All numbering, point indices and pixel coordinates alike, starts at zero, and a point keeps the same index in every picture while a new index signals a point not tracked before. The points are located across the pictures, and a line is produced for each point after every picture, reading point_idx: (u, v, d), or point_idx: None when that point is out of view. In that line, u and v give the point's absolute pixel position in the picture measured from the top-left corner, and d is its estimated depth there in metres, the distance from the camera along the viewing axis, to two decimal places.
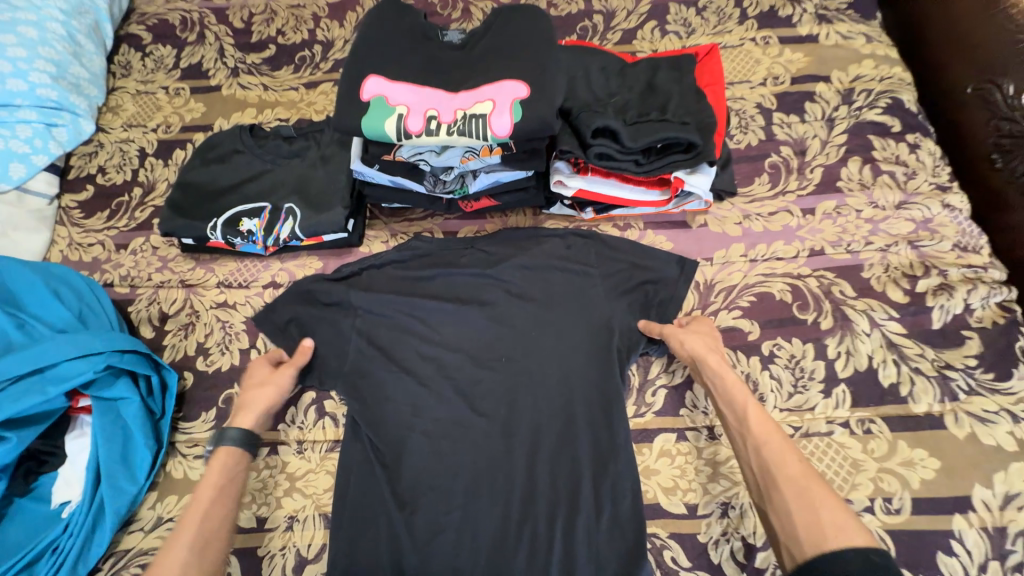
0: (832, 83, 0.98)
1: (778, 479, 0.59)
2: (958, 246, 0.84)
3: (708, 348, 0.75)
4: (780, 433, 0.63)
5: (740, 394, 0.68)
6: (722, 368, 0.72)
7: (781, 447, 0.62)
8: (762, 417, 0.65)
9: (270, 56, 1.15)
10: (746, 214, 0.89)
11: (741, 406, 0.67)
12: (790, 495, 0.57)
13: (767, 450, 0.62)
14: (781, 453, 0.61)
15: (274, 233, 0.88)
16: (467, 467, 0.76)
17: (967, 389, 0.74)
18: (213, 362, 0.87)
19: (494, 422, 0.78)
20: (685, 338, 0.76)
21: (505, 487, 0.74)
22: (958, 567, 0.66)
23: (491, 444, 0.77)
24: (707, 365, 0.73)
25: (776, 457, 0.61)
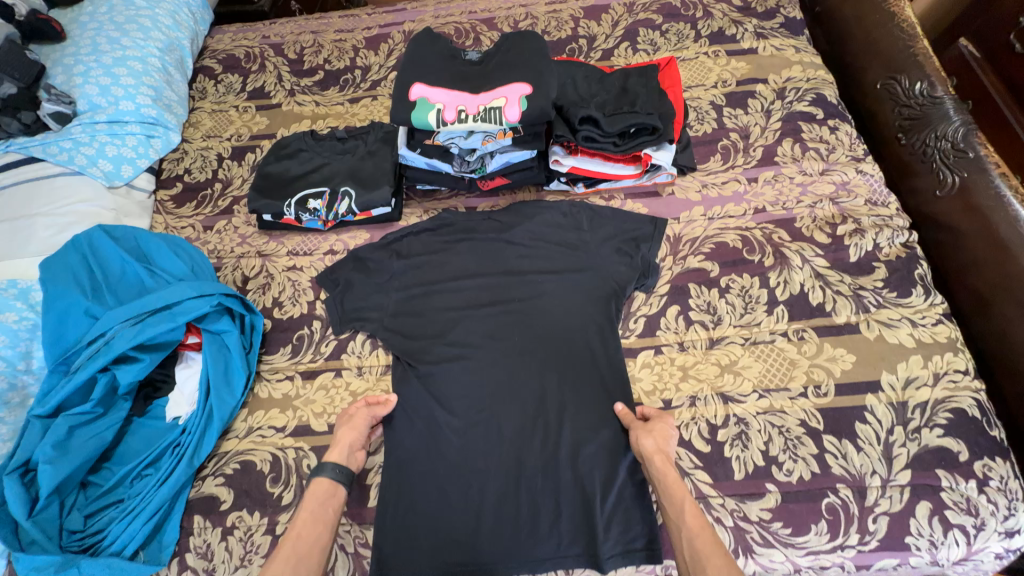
0: (768, 84, 1.24)
1: (707, 570, 0.70)
2: (870, 201, 1.08)
3: (661, 447, 0.83)
4: (710, 528, 0.74)
5: (680, 490, 0.78)
6: (670, 467, 0.82)
7: (711, 543, 0.72)
8: (697, 513, 0.75)
9: (320, 79, 1.43)
10: (704, 184, 1.14)
11: (681, 508, 0.77)
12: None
13: (699, 545, 0.73)
14: (710, 547, 0.72)
15: (334, 210, 1.12)
16: (491, 380, 0.96)
17: (876, 303, 0.96)
18: (287, 312, 1.09)
19: (513, 346, 0.99)
20: (638, 436, 0.85)
21: (523, 394, 0.95)
22: (871, 431, 0.86)
23: (511, 362, 0.98)
24: (654, 464, 0.82)
25: (705, 550, 0.72)
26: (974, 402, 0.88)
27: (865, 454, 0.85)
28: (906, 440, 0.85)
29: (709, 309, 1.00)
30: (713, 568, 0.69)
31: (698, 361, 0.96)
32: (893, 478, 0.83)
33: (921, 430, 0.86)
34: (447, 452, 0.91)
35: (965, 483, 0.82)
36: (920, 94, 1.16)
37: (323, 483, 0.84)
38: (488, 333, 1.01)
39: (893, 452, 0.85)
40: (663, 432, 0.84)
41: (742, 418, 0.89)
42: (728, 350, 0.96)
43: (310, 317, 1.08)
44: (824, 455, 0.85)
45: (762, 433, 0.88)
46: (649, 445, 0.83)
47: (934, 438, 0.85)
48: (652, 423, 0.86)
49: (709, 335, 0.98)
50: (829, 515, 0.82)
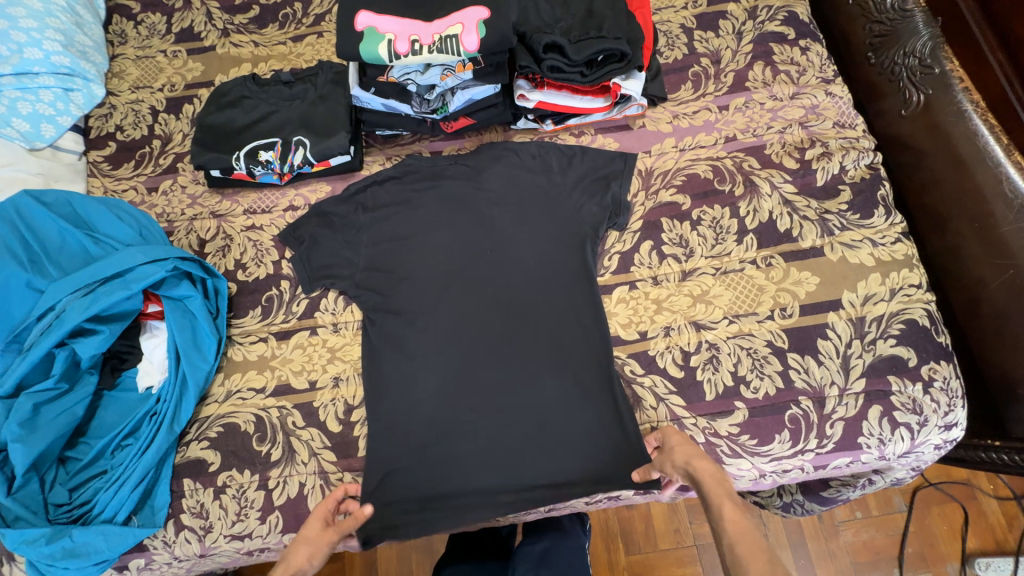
0: (740, 3, 1.18)
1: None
2: (838, 124, 1.07)
3: (698, 456, 0.79)
4: (753, 534, 0.67)
5: (718, 495, 0.72)
6: (708, 469, 0.76)
7: (752, 547, 0.66)
8: (735, 518, 0.69)
9: (256, 16, 1.28)
10: (675, 114, 1.11)
11: (721, 512, 0.71)
12: None
13: (739, 551, 0.66)
14: (752, 552, 0.65)
15: (288, 161, 1.05)
16: (470, 337, 0.96)
17: (840, 226, 0.98)
18: (251, 273, 1.05)
19: (489, 303, 0.98)
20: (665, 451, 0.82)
21: (502, 348, 0.95)
22: (831, 346, 0.91)
23: (489, 318, 0.97)
24: (692, 468, 0.77)
25: (745, 556, 0.65)
26: (925, 312, 0.94)
27: (825, 367, 0.91)
28: (863, 351, 0.91)
29: (681, 243, 1.01)
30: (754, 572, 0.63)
31: (671, 293, 0.98)
32: (849, 387, 0.90)
33: (876, 341, 0.91)
34: (431, 404, 0.93)
35: (913, 386, 0.90)
36: (891, 7, 1.14)
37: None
38: (462, 291, 0.99)
39: (851, 363, 0.90)
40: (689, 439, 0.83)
41: (714, 343, 0.93)
42: (700, 281, 0.98)
43: (277, 277, 1.04)
44: (788, 371, 0.91)
45: (731, 356, 0.92)
46: (684, 452, 0.80)
47: (888, 347, 0.91)
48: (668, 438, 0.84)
49: (681, 268, 0.99)
50: (791, 424, 0.89)
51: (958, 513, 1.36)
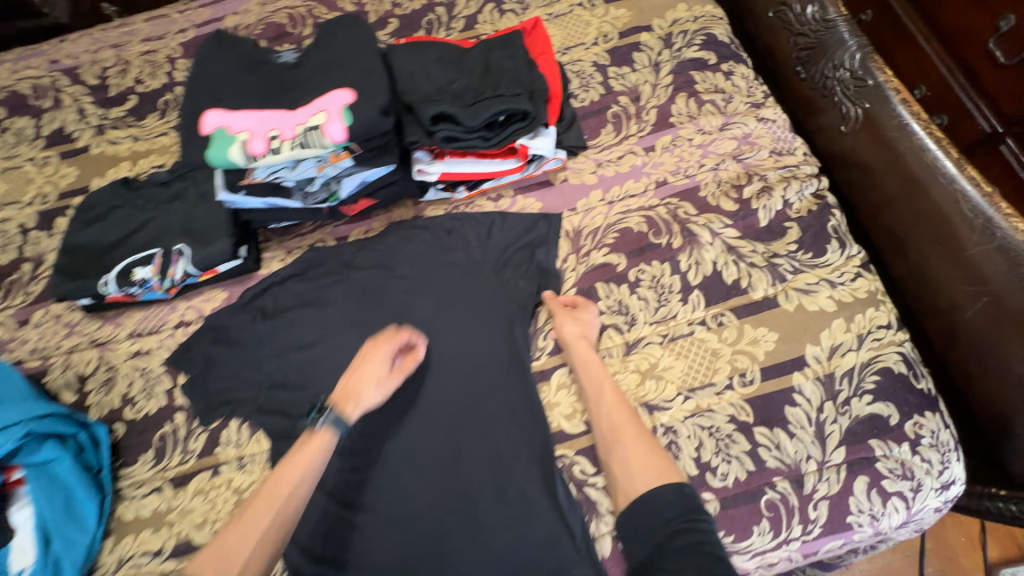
0: (653, 32, 1.09)
1: (623, 447, 0.76)
2: (775, 151, 0.98)
3: (584, 330, 0.86)
4: (625, 405, 0.80)
5: (599, 373, 0.83)
6: (589, 355, 0.84)
7: (627, 418, 0.78)
8: (614, 393, 0.81)
9: (134, 106, 1.16)
10: (598, 163, 1.00)
11: (601, 392, 0.81)
12: (632, 450, 0.75)
13: (616, 417, 0.79)
14: (626, 422, 0.78)
15: (170, 274, 0.92)
16: (397, 454, 0.83)
17: (792, 270, 0.88)
18: (141, 409, 0.90)
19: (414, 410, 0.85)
20: (564, 321, 0.87)
21: (433, 463, 0.82)
22: (801, 414, 0.80)
23: (416, 428, 0.84)
24: (575, 351, 0.85)
25: (617, 420, 0.78)
26: (899, 357, 0.83)
27: (798, 440, 0.79)
28: (837, 415, 0.80)
29: (621, 309, 0.90)
30: (629, 439, 0.76)
31: (617, 371, 0.86)
32: (829, 459, 0.78)
33: (850, 400, 0.80)
34: (358, 548, 0.79)
35: (899, 448, 0.79)
36: (813, 19, 1.06)
37: (319, 432, 0.77)
38: (384, 402, 0.86)
39: (826, 431, 0.79)
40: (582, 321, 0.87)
41: (670, 427, 0.81)
42: (647, 352, 0.86)
43: (170, 410, 0.89)
44: (757, 450, 0.79)
45: (692, 439, 0.80)
46: (578, 330, 0.86)
47: (864, 407, 0.80)
48: (569, 313, 0.88)
49: (625, 339, 0.88)
50: (769, 512, 0.77)
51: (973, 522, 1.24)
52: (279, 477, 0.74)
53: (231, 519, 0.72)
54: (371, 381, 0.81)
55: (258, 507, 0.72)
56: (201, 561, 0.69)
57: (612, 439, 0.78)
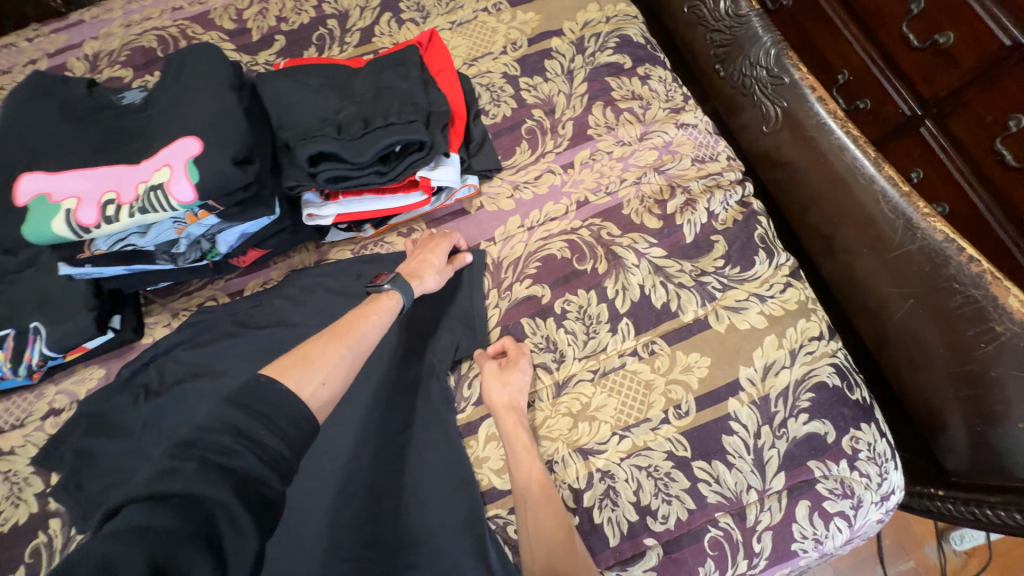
0: (564, 36, 1.01)
1: (550, 553, 0.67)
2: (697, 159, 0.93)
3: (515, 393, 0.77)
4: (554, 498, 0.71)
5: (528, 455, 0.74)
6: (518, 433, 0.75)
7: (555, 516, 0.69)
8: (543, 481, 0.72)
9: None
10: (515, 185, 0.92)
11: (529, 481, 0.72)
12: (558, 561, 0.66)
13: (542, 514, 0.69)
14: (552, 519, 0.69)
15: (25, 359, 0.79)
16: (318, 535, 0.75)
17: (721, 287, 0.84)
18: (8, 519, 0.78)
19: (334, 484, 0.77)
20: (491, 384, 0.78)
21: (357, 540, 0.74)
22: (739, 442, 0.76)
23: (338, 503, 0.76)
24: (504, 425, 0.76)
25: (543, 517, 0.69)
26: (833, 369, 0.81)
27: (737, 470, 0.75)
28: (774, 439, 0.77)
29: (549, 346, 0.83)
30: (554, 543, 0.67)
31: (548, 416, 0.80)
32: (769, 487, 0.75)
33: (787, 422, 0.77)
34: None
35: (837, 466, 0.76)
36: (726, 14, 1.01)
37: (388, 293, 0.76)
38: (299, 480, 0.78)
39: (765, 458, 0.76)
40: (514, 387, 0.78)
41: (607, 471, 0.76)
42: (578, 392, 0.80)
43: (44, 517, 0.77)
44: (696, 486, 0.75)
45: (629, 482, 0.76)
46: (507, 395, 0.77)
47: (801, 427, 0.77)
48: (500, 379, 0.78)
49: (554, 379, 0.81)
50: (713, 550, 0.73)
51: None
52: (349, 320, 0.70)
53: (310, 338, 0.66)
54: (433, 268, 0.82)
55: (329, 338, 0.67)
56: (279, 362, 0.60)
57: (535, 541, 0.68)
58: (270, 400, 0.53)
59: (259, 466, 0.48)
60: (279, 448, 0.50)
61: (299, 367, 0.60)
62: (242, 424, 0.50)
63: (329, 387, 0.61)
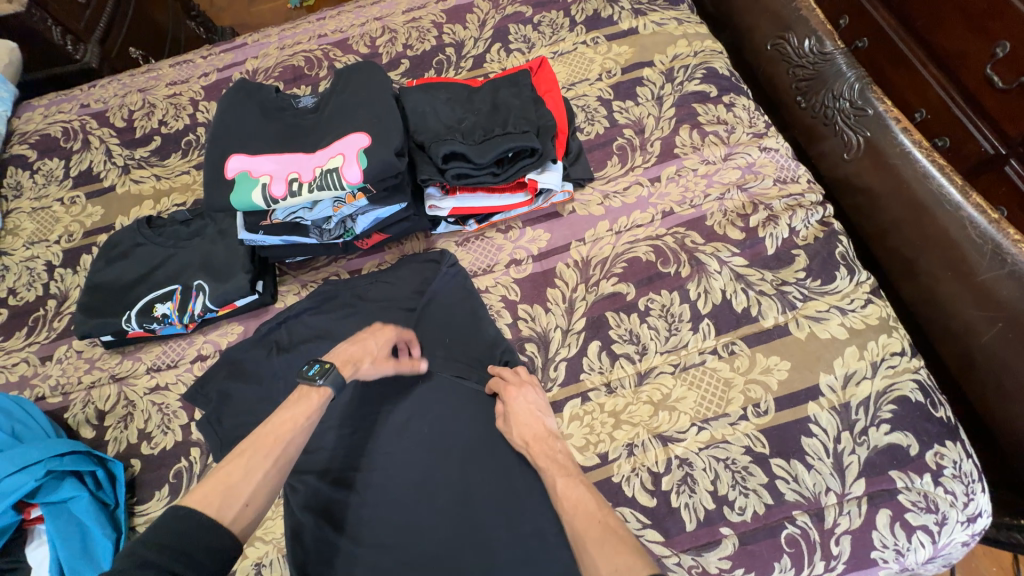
0: (655, 67, 1.13)
1: (589, 546, 0.63)
2: (778, 180, 1.00)
3: (526, 424, 0.80)
4: (586, 502, 0.69)
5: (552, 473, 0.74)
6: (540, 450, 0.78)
7: (586, 520, 0.66)
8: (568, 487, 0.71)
9: (157, 147, 1.21)
10: (605, 194, 1.02)
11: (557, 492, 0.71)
12: (598, 557, 0.60)
13: (577, 524, 0.66)
14: (587, 520, 0.66)
15: (189, 310, 0.95)
16: (402, 488, 0.83)
17: (802, 297, 0.89)
18: (157, 444, 0.91)
19: (419, 447, 0.86)
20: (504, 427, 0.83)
21: (441, 502, 0.82)
22: (818, 444, 0.79)
23: (424, 465, 0.84)
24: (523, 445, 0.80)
25: (580, 523, 0.66)
26: (915, 384, 0.82)
27: (816, 472, 0.78)
28: (855, 445, 0.79)
29: (632, 339, 0.90)
30: (591, 544, 0.62)
31: (629, 402, 0.86)
32: (848, 491, 0.77)
33: (868, 431, 0.80)
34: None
35: (921, 479, 0.77)
36: (810, 51, 1.10)
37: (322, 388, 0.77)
38: (393, 440, 0.87)
39: (844, 463, 0.78)
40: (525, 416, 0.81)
41: (685, 459, 0.81)
42: (659, 382, 0.86)
43: (186, 445, 0.91)
44: (774, 483, 0.78)
45: (708, 471, 0.80)
46: (519, 429, 0.80)
47: (882, 437, 0.79)
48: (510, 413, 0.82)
49: (636, 369, 0.88)
50: (790, 548, 0.75)
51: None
52: (271, 431, 0.71)
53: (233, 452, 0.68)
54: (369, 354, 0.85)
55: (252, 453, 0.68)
56: (201, 491, 0.63)
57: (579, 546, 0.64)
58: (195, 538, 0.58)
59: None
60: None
61: (222, 494, 0.63)
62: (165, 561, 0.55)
63: (254, 506, 0.64)
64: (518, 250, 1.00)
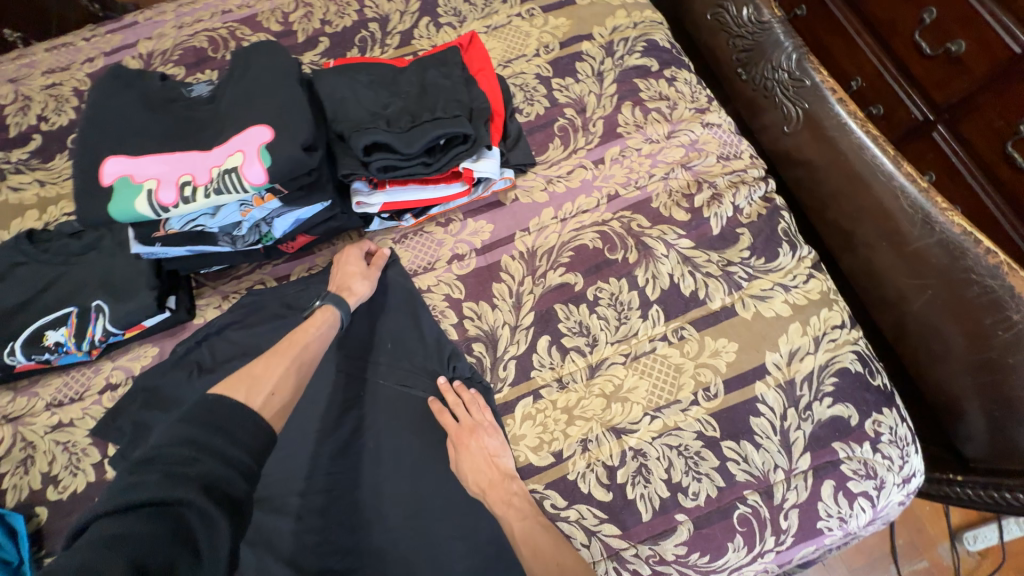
0: (594, 40, 1.07)
1: None
2: (722, 156, 0.98)
3: (480, 471, 0.77)
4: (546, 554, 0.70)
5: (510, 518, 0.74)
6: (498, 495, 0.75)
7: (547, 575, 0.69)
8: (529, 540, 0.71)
9: (38, 147, 1.05)
10: (548, 179, 0.97)
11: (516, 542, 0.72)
12: None
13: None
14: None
15: (88, 336, 0.83)
16: (349, 512, 0.78)
17: (747, 276, 0.88)
18: (66, 488, 0.81)
19: (371, 469, 0.79)
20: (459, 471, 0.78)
21: (391, 532, 0.76)
22: (766, 423, 0.80)
23: (376, 490, 0.78)
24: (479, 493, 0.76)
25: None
26: (855, 356, 0.84)
27: (765, 450, 0.79)
28: (800, 421, 0.80)
29: (582, 331, 0.87)
30: None
31: (582, 397, 0.83)
32: (795, 466, 0.78)
33: (812, 405, 0.81)
34: None
35: (861, 448, 0.80)
36: (749, 20, 1.07)
37: (322, 310, 0.80)
38: (341, 460, 0.80)
39: (791, 439, 0.79)
40: (479, 464, 0.77)
41: (639, 449, 0.80)
42: (611, 374, 0.84)
43: (100, 486, 0.81)
44: (726, 465, 0.78)
45: (662, 460, 0.79)
46: (475, 477, 0.76)
47: (825, 410, 0.81)
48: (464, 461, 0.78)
49: (587, 362, 0.85)
50: (742, 527, 0.76)
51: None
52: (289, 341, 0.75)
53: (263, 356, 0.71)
54: (359, 275, 0.87)
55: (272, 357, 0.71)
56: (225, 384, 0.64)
57: None
58: (229, 415, 0.56)
59: (225, 468, 0.51)
60: (241, 455, 0.53)
61: (245, 385, 0.64)
62: (199, 436, 0.52)
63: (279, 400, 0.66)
64: (460, 244, 0.94)
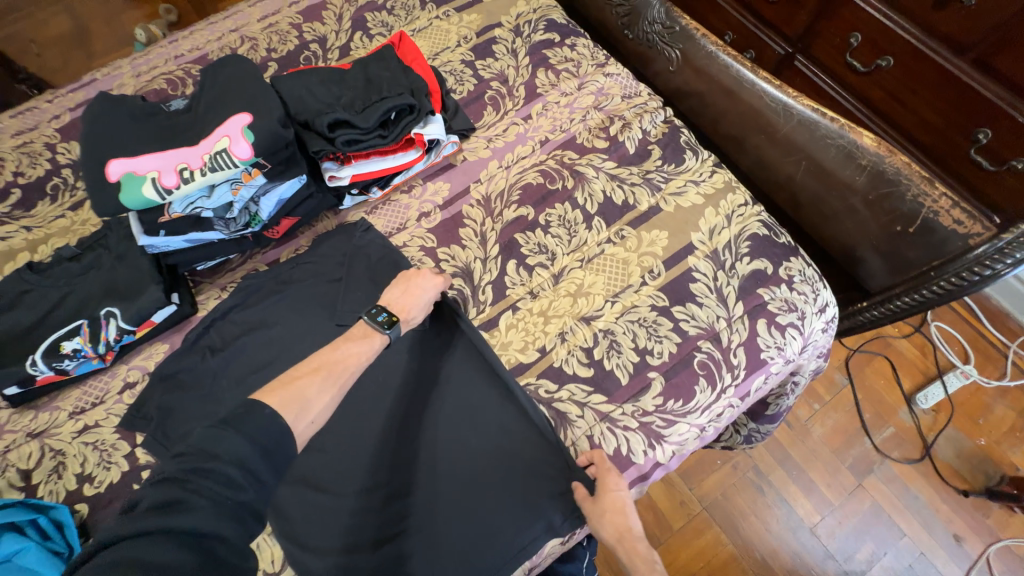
0: (504, 26, 1.28)
1: None
2: (625, 96, 1.18)
3: (617, 517, 0.78)
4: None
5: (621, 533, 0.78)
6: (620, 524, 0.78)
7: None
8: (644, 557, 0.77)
9: (19, 199, 1.13)
10: (488, 139, 1.14)
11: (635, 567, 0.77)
12: None
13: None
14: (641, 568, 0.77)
15: (102, 339, 0.91)
16: (407, 458, 0.86)
17: (664, 180, 1.07)
18: (101, 482, 0.86)
19: (431, 426, 0.88)
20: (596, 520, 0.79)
21: (414, 474, 0.85)
22: (703, 286, 0.97)
23: (401, 429, 0.89)
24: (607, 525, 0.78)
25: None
26: (760, 223, 1.03)
27: (707, 307, 0.95)
28: (729, 279, 0.98)
29: (541, 250, 1.02)
30: None
31: (552, 300, 0.98)
32: (733, 314, 0.95)
33: (735, 265, 0.99)
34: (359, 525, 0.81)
35: (780, 289, 0.98)
36: None
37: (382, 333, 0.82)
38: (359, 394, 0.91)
39: (725, 293, 0.97)
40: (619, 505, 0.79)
41: (608, 329, 0.95)
42: (572, 277, 0.99)
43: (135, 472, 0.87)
44: (679, 325, 0.94)
45: (627, 333, 0.94)
46: (612, 522, 0.78)
47: (746, 266, 0.99)
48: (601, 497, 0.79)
49: (551, 273, 1.00)
50: (702, 371, 0.91)
51: (885, 364, 1.59)
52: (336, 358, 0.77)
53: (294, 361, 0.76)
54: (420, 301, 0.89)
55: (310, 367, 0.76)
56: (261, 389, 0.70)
57: None
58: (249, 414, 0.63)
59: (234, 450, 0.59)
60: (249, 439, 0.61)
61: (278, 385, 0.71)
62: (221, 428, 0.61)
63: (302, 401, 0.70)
64: (425, 204, 1.09)
